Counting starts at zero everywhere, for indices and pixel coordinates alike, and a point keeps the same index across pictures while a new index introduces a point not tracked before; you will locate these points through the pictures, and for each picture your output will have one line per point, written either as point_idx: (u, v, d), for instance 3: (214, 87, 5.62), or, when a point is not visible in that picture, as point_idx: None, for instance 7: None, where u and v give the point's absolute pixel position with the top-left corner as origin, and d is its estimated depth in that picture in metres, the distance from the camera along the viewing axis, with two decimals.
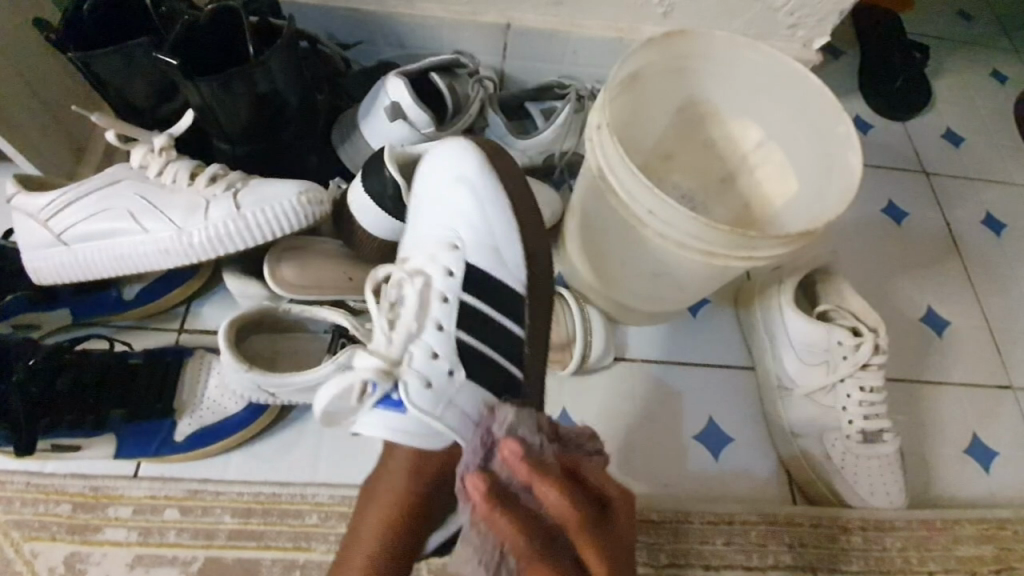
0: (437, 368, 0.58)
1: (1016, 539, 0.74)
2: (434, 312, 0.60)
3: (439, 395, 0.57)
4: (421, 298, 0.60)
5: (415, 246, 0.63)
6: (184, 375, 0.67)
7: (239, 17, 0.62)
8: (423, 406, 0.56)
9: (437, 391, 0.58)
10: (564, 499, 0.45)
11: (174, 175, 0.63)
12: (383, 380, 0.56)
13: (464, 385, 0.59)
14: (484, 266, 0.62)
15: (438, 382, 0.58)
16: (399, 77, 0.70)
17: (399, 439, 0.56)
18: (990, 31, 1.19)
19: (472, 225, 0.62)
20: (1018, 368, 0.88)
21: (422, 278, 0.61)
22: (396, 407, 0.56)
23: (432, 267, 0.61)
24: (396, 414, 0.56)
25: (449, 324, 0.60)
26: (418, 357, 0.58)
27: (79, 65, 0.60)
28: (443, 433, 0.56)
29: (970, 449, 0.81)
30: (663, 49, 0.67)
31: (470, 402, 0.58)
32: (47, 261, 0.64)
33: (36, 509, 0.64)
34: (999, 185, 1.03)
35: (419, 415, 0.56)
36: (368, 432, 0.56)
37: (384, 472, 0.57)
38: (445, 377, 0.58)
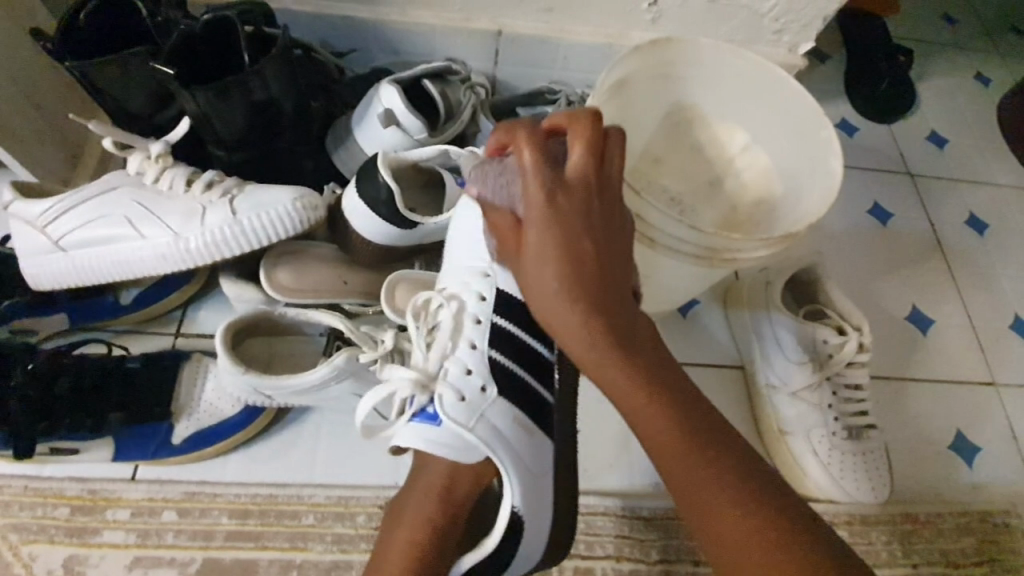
0: (471, 384, 0.59)
1: (998, 532, 0.76)
2: (467, 333, 0.61)
3: (473, 408, 0.58)
4: (455, 321, 0.62)
5: (449, 276, 0.65)
6: (181, 379, 0.68)
7: (235, 25, 0.63)
8: (457, 418, 0.57)
9: (471, 403, 0.58)
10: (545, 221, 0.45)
11: (170, 182, 0.64)
12: (419, 393, 0.58)
13: (496, 399, 0.58)
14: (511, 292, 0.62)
15: (472, 396, 0.58)
16: (392, 84, 0.72)
17: (431, 449, 0.57)
18: (973, 35, 1.21)
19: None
20: (1000, 364, 0.90)
21: (457, 302, 0.62)
22: (429, 418, 0.58)
23: (466, 294, 0.63)
24: (430, 426, 0.57)
25: (483, 345, 0.61)
26: (454, 372, 0.59)
27: (76, 74, 0.61)
28: (476, 445, 0.57)
29: (954, 445, 0.82)
30: (650, 56, 0.68)
31: (503, 417, 0.58)
32: (45, 266, 0.65)
33: (35, 512, 0.65)
34: (982, 185, 1.05)
35: (452, 426, 0.57)
36: (404, 442, 0.58)
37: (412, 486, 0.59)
38: (478, 391, 0.58)
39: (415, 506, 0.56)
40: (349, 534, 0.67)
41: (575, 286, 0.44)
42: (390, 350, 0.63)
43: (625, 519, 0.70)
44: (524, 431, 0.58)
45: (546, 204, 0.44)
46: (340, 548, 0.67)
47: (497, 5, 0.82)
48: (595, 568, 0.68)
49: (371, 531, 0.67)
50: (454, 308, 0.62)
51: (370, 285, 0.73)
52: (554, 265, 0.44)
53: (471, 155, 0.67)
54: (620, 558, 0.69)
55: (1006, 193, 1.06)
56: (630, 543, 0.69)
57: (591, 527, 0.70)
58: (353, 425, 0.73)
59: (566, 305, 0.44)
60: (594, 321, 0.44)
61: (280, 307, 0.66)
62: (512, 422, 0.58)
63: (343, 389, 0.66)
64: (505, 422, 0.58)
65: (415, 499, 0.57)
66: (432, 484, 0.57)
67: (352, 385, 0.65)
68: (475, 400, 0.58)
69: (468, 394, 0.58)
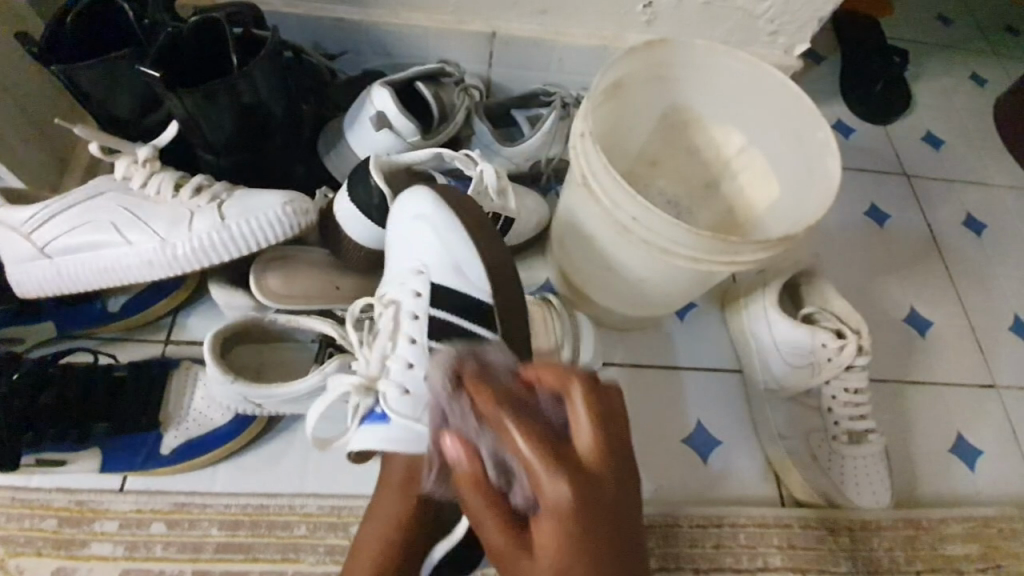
0: (413, 377, 0.58)
1: (1001, 537, 0.75)
2: (405, 330, 0.60)
3: (417, 401, 0.57)
4: (392, 324, 0.60)
5: (389, 280, 0.64)
6: (170, 388, 0.67)
7: (223, 28, 0.62)
8: (402, 412, 0.56)
9: (415, 397, 0.57)
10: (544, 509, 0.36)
11: (157, 187, 0.63)
12: (365, 395, 0.57)
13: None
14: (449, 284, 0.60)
15: (415, 389, 0.57)
16: (384, 87, 0.71)
17: (387, 448, 0.55)
18: (968, 35, 1.21)
19: (430, 246, 0.61)
20: (1000, 367, 0.89)
21: (393, 305, 0.61)
22: (380, 419, 0.56)
23: (402, 294, 0.61)
24: (381, 425, 0.56)
25: (422, 339, 0.60)
26: (395, 369, 0.58)
27: (61, 78, 0.60)
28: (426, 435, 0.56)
29: (954, 448, 0.82)
30: (645, 57, 0.67)
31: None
32: (30, 274, 0.64)
33: (21, 525, 0.63)
34: (979, 186, 1.05)
35: (399, 420, 0.56)
36: (358, 446, 0.56)
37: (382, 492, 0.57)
38: (421, 382, 0.58)
39: (382, 507, 0.56)
40: (342, 544, 0.66)
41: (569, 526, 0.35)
42: None
43: None
44: None
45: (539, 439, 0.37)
46: (332, 558, 0.65)
47: (491, 7, 0.81)
48: None
49: None
50: (391, 311, 0.60)
51: (362, 290, 0.71)
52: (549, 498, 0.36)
53: (465, 158, 0.66)
54: None
55: (1003, 194, 1.05)
56: None
57: None
58: None
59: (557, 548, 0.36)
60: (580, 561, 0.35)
61: (270, 313, 0.65)
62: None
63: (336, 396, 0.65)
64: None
65: (383, 500, 0.56)
66: (396, 480, 0.56)
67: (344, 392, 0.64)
68: (419, 393, 0.57)
69: (413, 387, 0.57)
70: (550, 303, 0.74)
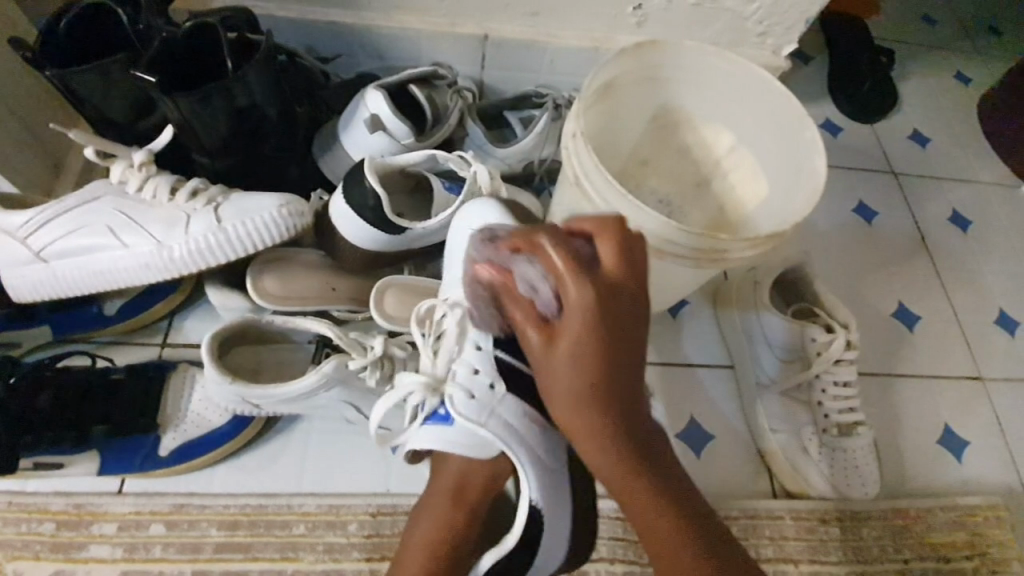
0: (479, 381, 0.56)
1: (988, 525, 0.76)
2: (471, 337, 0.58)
3: (484, 405, 0.55)
4: (459, 326, 0.58)
5: (452, 286, 0.63)
6: (167, 391, 0.67)
7: (217, 33, 0.63)
8: (467, 416, 0.55)
9: (482, 402, 0.55)
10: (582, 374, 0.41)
11: (153, 190, 0.64)
12: (430, 395, 0.57)
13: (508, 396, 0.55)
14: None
15: (482, 394, 0.55)
16: (379, 90, 0.72)
17: (446, 450, 0.57)
18: (952, 34, 1.23)
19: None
20: (985, 359, 0.91)
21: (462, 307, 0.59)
22: (442, 419, 0.57)
23: None
24: (442, 427, 0.57)
25: (489, 345, 0.57)
26: (461, 371, 0.57)
27: (55, 82, 0.60)
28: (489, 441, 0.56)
29: (941, 439, 0.83)
30: (635, 59, 0.69)
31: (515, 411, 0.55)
32: (26, 277, 0.64)
33: (18, 529, 0.63)
34: (964, 182, 1.07)
35: (463, 424, 0.56)
36: (416, 445, 0.58)
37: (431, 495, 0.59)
38: (487, 389, 0.56)
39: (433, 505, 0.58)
40: (341, 543, 0.66)
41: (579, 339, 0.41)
42: (379, 357, 0.63)
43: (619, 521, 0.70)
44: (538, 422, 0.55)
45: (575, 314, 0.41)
46: (331, 557, 0.66)
47: (483, 10, 0.82)
48: (589, 571, 0.68)
49: (363, 539, 0.67)
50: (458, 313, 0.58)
51: (358, 291, 0.72)
52: (577, 378, 0.41)
53: (459, 159, 0.67)
54: (614, 560, 0.69)
55: (988, 191, 1.07)
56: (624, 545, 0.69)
57: None
58: (343, 433, 0.72)
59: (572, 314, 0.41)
60: (605, 389, 0.41)
61: (267, 314, 0.66)
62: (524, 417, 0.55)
63: (333, 397, 0.65)
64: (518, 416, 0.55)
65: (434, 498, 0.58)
66: (447, 486, 0.58)
67: (342, 392, 0.65)
68: (484, 397, 0.55)
69: (478, 392, 0.56)
70: None
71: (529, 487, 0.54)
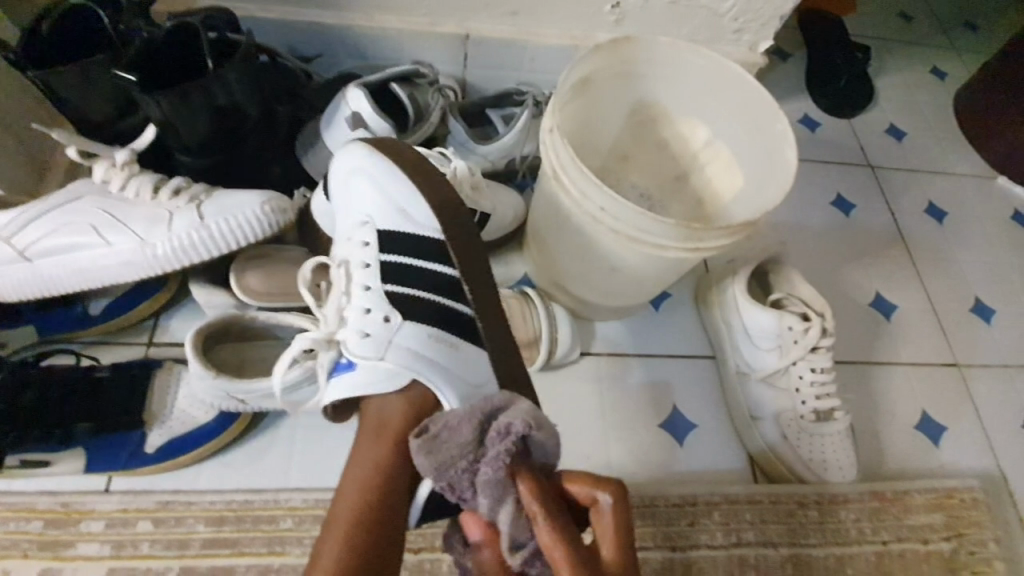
0: (371, 320, 0.59)
1: (964, 507, 0.78)
2: (361, 280, 0.61)
3: (379, 340, 0.58)
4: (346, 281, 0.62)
5: (339, 239, 0.65)
6: (152, 389, 0.67)
7: (198, 32, 0.64)
8: (365, 354, 0.58)
9: (376, 337, 0.58)
10: None
11: (136, 189, 0.64)
12: (328, 348, 0.59)
13: (401, 325, 0.59)
14: (395, 227, 0.63)
15: (377, 332, 0.59)
16: (359, 88, 0.73)
17: (360, 394, 0.57)
18: (928, 30, 1.26)
19: (373, 198, 0.64)
20: (961, 345, 0.93)
21: (345, 263, 0.63)
22: (346, 367, 0.58)
23: (351, 249, 0.63)
24: (347, 372, 0.58)
25: (375, 284, 0.61)
26: (353, 315, 0.60)
27: (38, 83, 0.61)
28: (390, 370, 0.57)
29: (919, 424, 0.85)
30: (611, 55, 0.70)
31: (412, 336, 0.59)
32: (8, 277, 0.64)
33: (6, 527, 0.64)
34: (939, 175, 1.09)
35: (362, 360, 0.57)
36: (333, 399, 0.58)
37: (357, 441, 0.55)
38: (381, 324, 0.59)
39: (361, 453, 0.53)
40: None
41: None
42: None
43: None
44: (431, 341, 0.59)
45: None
46: None
47: (463, 9, 0.83)
48: None
49: None
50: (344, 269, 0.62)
51: None
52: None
53: (439, 155, 0.70)
54: None
55: (964, 183, 1.10)
56: None
57: None
58: (329, 427, 0.73)
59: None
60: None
61: (250, 311, 0.66)
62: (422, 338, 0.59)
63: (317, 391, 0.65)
64: (418, 339, 0.59)
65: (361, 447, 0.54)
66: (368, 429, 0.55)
67: None
68: (381, 333, 0.59)
69: (374, 331, 0.59)
70: (528, 296, 0.76)
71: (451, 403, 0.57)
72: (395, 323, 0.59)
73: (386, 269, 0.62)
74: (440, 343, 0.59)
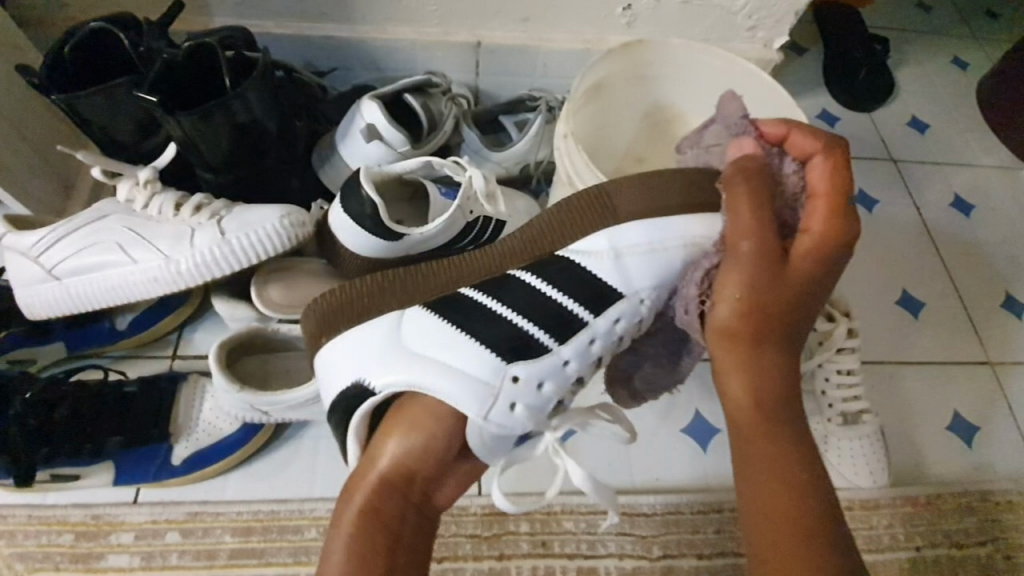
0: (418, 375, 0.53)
1: (1000, 510, 0.76)
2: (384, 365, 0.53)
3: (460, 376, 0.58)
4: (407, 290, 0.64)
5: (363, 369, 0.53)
6: (178, 402, 0.69)
7: (216, 52, 0.65)
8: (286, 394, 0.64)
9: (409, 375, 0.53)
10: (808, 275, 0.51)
11: (158, 208, 0.66)
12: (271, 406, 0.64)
13: (546, 357, 0.55)
14: (340, 364, 0.54)
15: (523, 386, 0.54)
16: (373, 100, 0.74)
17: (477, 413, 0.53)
18: (947, 20, 1.23)
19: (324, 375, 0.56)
20: (993, 342, 0.90)
21: None
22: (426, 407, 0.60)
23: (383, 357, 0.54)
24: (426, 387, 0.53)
25: (387, 346, 0.53)
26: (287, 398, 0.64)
27: (63, 107, 0.63)
28: (475, 384, 0.53)
29: (952, 426, 0.83)
30: (624, 59, 0.71)
31: (412, 343, 0.53)
32: (39, 295, 0.66)
33: (39, 540, 0.65)
34: (964, 167, 1.06)
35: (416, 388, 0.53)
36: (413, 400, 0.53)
37: (404, 459, 0.52)
38: (415, 370, 0.53)
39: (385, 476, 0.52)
40: None
41: (766, 389, 0.52)
42: None
43: (626, 516, 0.70)
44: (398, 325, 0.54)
45: (807, 283, 0.51)
46: None
47: (474, 18, 0.84)
48: (596, 567, 0.68)
49: None
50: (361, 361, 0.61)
51: None
52: (778, 382, 0.53)
53: (454, 164, 0.67)
54: (624, 556, 0.69)
55: (990, 176, 1.06)
56: (632, 541, 0.69)
57: (593, 526, 0.70)
58: None
59: (797, 310, 0.52)
60: (777, 407, 0.52)
61: (272, 324, 0.68)
62: (646, 241, 0.54)
63: None
64: (630, 257, 0.54)
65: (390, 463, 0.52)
66: (412, 464, 0.52)
67: None
68: (504, 383, 0.54)
69: (523, 391, 0.54)
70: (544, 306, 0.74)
71: (450, 341, 0.54)
72: (518, 360, 0.55)
73: (387, 339, 0.53)
74: (688, 259, 0.55)
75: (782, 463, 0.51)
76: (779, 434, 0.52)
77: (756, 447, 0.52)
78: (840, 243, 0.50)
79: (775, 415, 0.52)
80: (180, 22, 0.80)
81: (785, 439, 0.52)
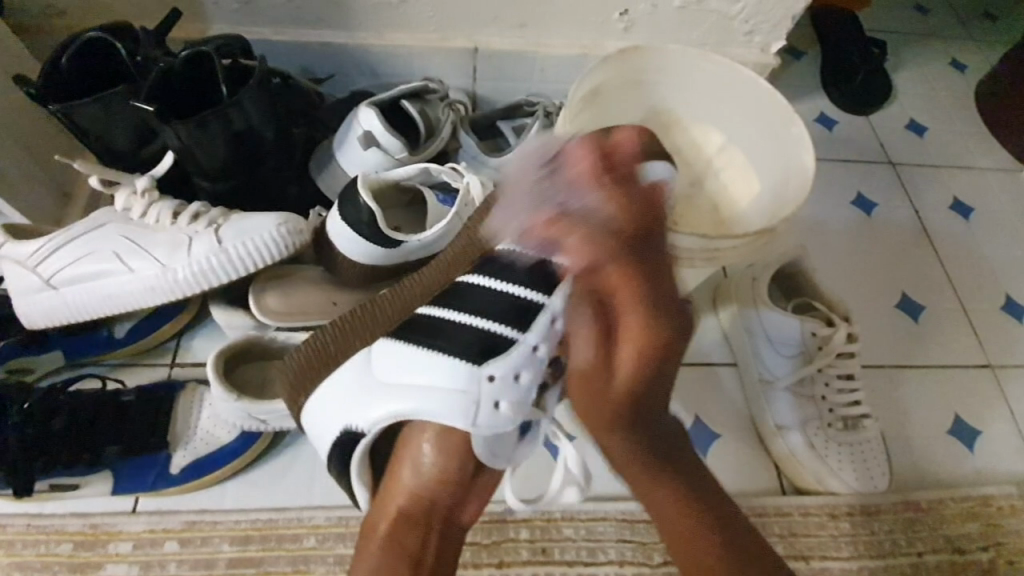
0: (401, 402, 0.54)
1: (1002, 515, 0.76)
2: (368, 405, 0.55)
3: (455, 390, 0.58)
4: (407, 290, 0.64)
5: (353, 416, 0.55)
6: (177, 411, 0.69)
7: (213, 61, 0.65)
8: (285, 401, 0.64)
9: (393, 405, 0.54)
10: (637, 352, 0.49)
11: (156, 216, 0.66)
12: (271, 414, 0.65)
13: (512, 349, 0.54)
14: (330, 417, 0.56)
15: (502, 382, 0.53)
16: (370, 107, 0.74)
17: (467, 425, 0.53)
18: (945, 22, 1.23)
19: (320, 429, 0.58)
20: (994, 345, 0.90)
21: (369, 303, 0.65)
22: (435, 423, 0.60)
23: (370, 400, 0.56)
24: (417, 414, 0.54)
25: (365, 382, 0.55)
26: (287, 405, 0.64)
27: (61, 117, 0.63)
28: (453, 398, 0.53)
29: (953, 430, 0.82)
30: (620, 64, 0.71)
31: (385, 373, 0.55)
32: (36, 304, 0.66)
33: (38, 550, 0.65)
34: (963, 169, 1.06)
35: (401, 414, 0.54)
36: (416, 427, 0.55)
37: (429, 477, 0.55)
38: (398, 398, 0.54)
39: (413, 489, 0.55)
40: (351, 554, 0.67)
41: (649, 458, 0.53)
42: None
43: (627, 524, 0.70)
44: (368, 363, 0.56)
45: (644, 372, 0.50)
46: (342, 568, 0.66)
47: (471, 24, 0.84)
48: (596, 574, 0.68)
49: None
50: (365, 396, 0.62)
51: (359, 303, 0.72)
52: (658, 455, 0.54)
53: (452, 170, 0.68)
54: (624, 563, 0.68)
55: (990, 178, 1.06)
56: (633, 548, 0.69)
57: (593, 533, 0.69)
58: None
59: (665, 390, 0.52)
60: (659, 476, 0.54)
61: (270, 332, 0.69)
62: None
63: None
64: None
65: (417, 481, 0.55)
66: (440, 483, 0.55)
67: None
68: (480, 385, 0.53)
69: (501, 388, 0.54)
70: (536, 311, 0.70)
71: (420, 356, 0.54)
72: (488, 360, 0.54)
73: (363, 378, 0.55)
74: None
75: (688, 514, 0.54)
76: (673, 487, 0.54)
77: (655, 501, 0.54)
78: (660, 339, 0.49)
79: (669, 478, 0.54)
80: (178, 30, 0.80)
81: (680, 493, 0.54)
